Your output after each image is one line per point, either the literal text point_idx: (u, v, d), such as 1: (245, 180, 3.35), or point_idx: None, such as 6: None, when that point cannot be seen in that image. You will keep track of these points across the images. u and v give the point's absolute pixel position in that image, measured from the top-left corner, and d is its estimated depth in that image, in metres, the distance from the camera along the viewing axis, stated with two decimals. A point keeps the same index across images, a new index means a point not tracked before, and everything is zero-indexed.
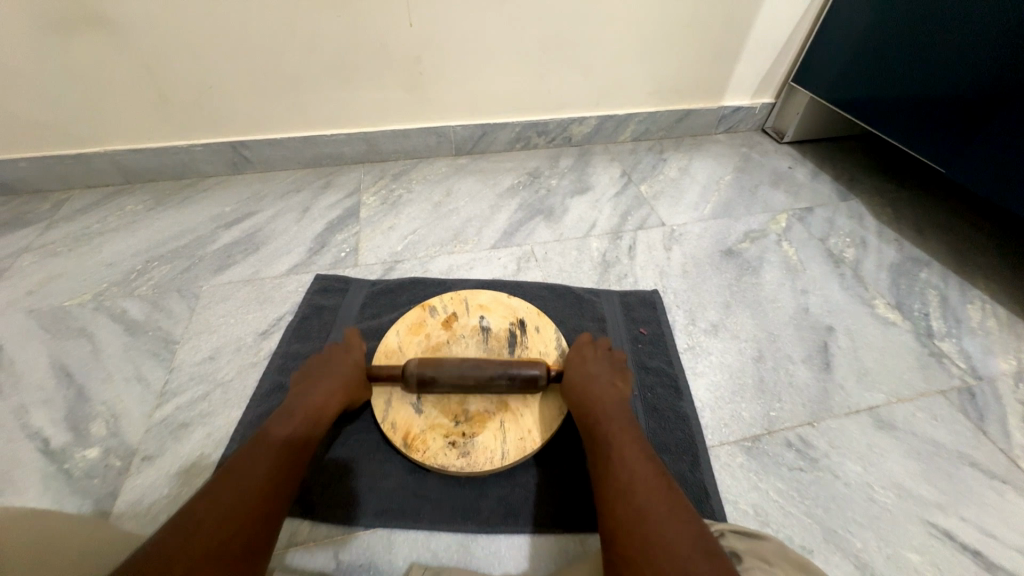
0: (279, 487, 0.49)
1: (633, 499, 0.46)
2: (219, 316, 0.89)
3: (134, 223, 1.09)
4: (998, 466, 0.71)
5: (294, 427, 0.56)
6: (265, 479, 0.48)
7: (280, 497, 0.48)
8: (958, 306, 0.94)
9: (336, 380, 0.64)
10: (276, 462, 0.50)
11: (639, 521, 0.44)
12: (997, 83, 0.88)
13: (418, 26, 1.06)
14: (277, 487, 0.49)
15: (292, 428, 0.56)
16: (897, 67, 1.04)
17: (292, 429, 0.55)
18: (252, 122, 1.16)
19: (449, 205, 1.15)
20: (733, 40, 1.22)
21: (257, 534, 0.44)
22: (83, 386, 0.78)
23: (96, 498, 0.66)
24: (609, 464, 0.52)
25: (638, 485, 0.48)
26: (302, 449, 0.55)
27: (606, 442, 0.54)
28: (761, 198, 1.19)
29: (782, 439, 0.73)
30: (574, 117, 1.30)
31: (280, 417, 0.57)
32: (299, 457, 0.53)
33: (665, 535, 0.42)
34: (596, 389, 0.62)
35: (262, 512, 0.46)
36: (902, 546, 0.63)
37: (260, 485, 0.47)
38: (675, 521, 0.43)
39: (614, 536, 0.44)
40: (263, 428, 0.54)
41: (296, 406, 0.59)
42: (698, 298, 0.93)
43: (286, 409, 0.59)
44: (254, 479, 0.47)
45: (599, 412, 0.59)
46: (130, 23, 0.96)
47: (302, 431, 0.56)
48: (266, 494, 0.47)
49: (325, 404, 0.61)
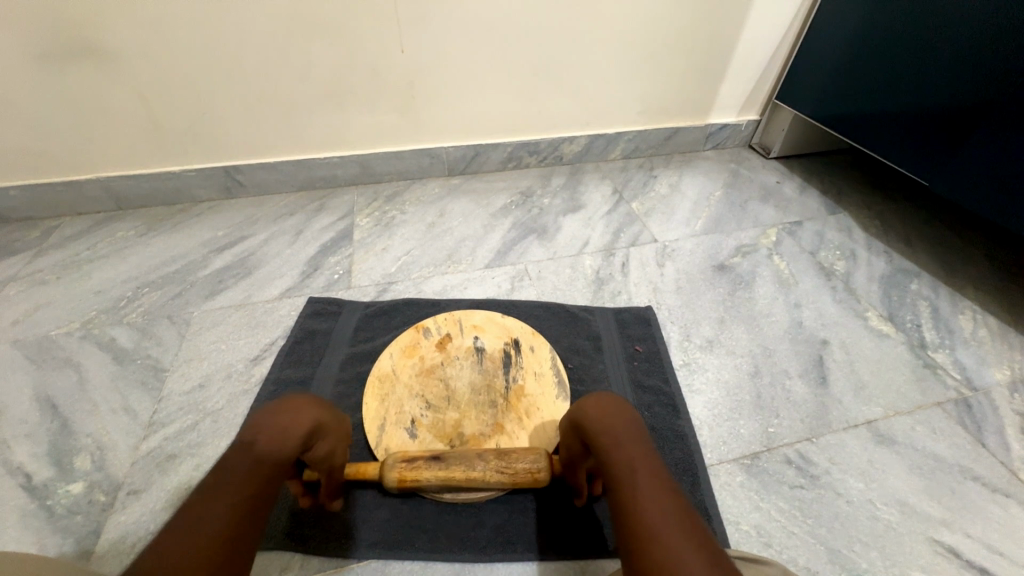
0: (241, 531, 0.40)
1: (660, 541, 0.38)
2: (210, 342, 0.88)
3: (126, 249, 1.08)
4: (999, 479, 0.70)
5: (260, 449, 0.46)
6: (221, 530, 0.39)
7: (241, 548, 0.40)
8: (950, 316, 0.94)
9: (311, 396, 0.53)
10: (233, 506, 0.41)
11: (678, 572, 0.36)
12: (977, 98, 0.91)
13: (410, 52, 1.08)
14: (238, 536, 0.40)
15: (255, 452, 0.46)
16: (877, 85, 1.08)
17: (256, 453, 0.46)
18: (245, 147, 1.16)
19: (443, 225, 1.16)
20: (717, 61, 1.26)
21: None
22: (68, 418, 0.77)
23: (78, 537, 0.63)
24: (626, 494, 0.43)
25: (665, 522, 0.40)
26: (270, 477, 0.45)
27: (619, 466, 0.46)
28: (750, 213, 1.21)
29: (782, 455, 0.72)
30: (565, 136, 1.32)
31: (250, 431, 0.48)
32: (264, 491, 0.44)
33: None
34: (605, 403, 0.54)
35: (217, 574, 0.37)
36: (907, 564, 0.62)
37: (215, 539, 0.38)
38: (711, 572, 0.35)
39: None
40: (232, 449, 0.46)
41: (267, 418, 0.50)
42: (693, 314, 0.93)
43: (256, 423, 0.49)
44: (206, 533, 0.39)
45: (609, 428, 0.51)
46: (125, 52, 0.98)
47: (270, 454, 0.46)
48: (223, 540, 0.39)
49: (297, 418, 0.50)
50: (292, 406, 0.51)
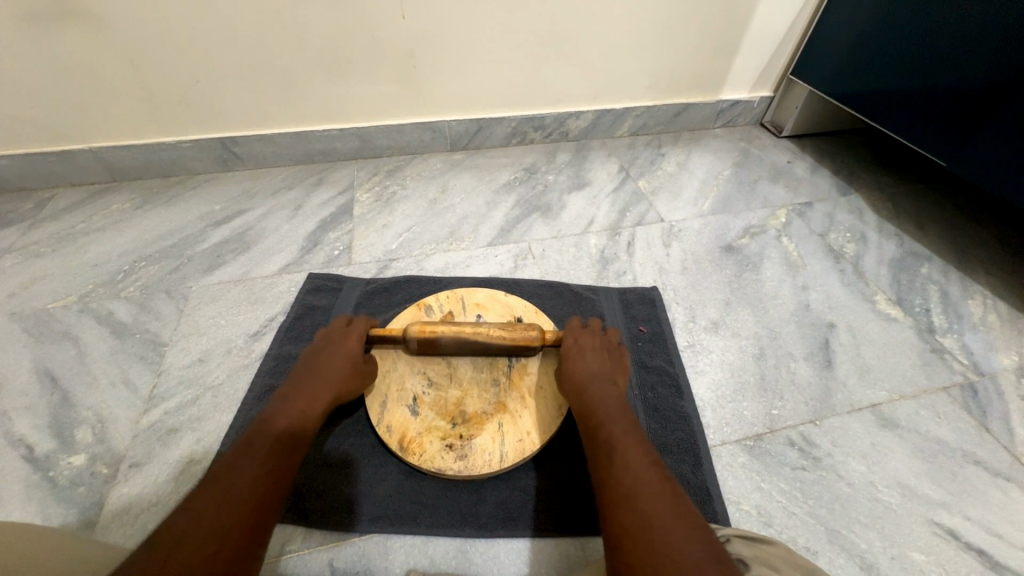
0: (268, 496, 0.45)
1: (637, 506, 0.44)
2: (210, 316, 0.87)
3: (121, 222, 1.06)
4: (1001, 463, 0.70)
5: (279, 425, 0.53)
6: (250, 489, 0.45)
7: (268, 503, 0.45)
8: (960, 301, 0.93)
9: (329, 374, 0.61)
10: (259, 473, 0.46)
11: (644, 527, 0.42)
12: (1002, 74, 0.87)
13: (411, 18, 1.03)
14: (264, 496, 0.45)
15: (276, 430, 0.52)
16: (897, 62, 1.03)
17: (276, 431, 0.52)
18: (241, 117, 1.13)
19: (445, 201, 1.13)
20: (731, 34, 1.21)
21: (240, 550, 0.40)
22: (69, 391, 0.76)
23: (81, 508, 0.64)
24: (611, 468, 0.49)
25: (643, 491, 0.45)
26: (290, 450, 0.51)
27: (608, 445, 0.52)
28: (759, 193, 1.18)
29: (784, 437, 0.72)
30: (571, 112, 1.28)
31: (267, 414, 0.54)
32: (286, 461, 0.50)
33: (671, 538, 0.41)
34: (600, 393, 0.60)
35: (248, 527, 0.42)
36: (906, 546, 0.62)
37: (246, 497, 0.44)
38: (675, 524, 0.42)
39: (617, 543, 0.43)
40: (254, 427, 0.52)
41: (283, 401, 0.56)
42: (698, 295, 0.92)
43: (274, 407, 0.55)
44: (236, 492, 0.44)
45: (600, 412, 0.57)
46: (114, 16, 0.93)
47: (287, 430, 0.52)
48: (252, 504, 0.44)
49: (310, 406, 0.57)
50: (306, 392, 0.58)
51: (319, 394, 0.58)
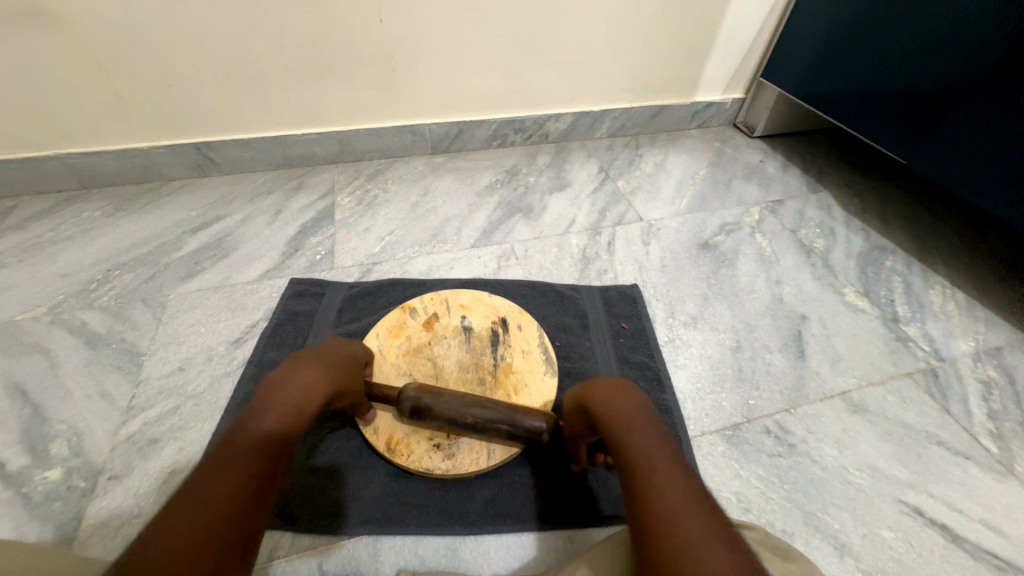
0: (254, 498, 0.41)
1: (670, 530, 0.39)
2: (189, 324, 0.85)
3: (93, 230, 1.03)
4: (961, 442, 0.74)
5: (270, 420, 0.46)
6: (232, 494, 0.40)
7: (253, 507, 0.40)
8: (922, 291, 0.98)
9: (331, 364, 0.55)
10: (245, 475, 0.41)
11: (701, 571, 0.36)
12: (955, 77, 0.92)
13: (389, 22, 1.04)
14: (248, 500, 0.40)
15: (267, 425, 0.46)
16: (860, 64, 1.08)
17: (265, 429, 0.45)
18: (217, 121, 1.11)
19: (427, 204, 1.13)
20: (703, 37, 1.25)
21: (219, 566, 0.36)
22: (41, 404, 0.74)
23: (57, 523, 0.62)
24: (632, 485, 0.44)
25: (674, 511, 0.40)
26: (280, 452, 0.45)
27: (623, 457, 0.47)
28: (734, 192, 1.22)
29: (761, 426, 0.75)
30: (550, 114, 1.30)
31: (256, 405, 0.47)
32: (275, 461, 0.44)
33: None
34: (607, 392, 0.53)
35: (226, 550, 0.37)
36: (876, 525, 0.65)
37: (227, 505, 0.39)
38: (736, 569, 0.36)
39: None
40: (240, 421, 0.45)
41: (275, 391, 0.49)
42: (677, 291, 0.95)
43: (264, 396, 0.48)
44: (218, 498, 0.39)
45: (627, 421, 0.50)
46: (80, 19, 0.91)
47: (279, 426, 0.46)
48: (235, 509, 0.39)
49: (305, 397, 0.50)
50: (300, 381, 0.51)
51: (316, 382, 0.51)
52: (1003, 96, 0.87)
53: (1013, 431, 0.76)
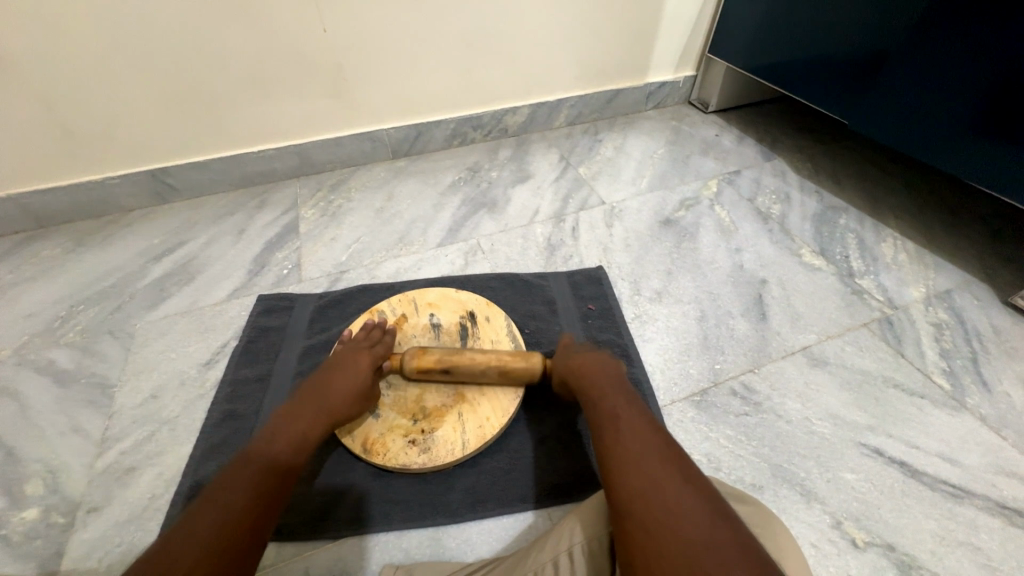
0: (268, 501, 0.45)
1: (659, 495, 0.39)
2: (159, 352, 0.85)
3: (53, 269, 1.02)
4: (916, 383, 0.78)
5: (279, 446, 0.52)
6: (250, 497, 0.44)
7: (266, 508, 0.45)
8: (874, 245, 1.02)
9: (334, 395, 0.60)
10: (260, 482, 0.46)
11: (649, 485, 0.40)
12: (885, 36, 0.96)
13: (333, 31, 1.04)
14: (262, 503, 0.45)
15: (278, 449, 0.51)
16: (799, 31, 1.12)
17: (275, 452, 0.51)
18: (172, 147, 1.10)
19: (392, 209, 1.14)
20: (648, 20, 1.27)
21: (239, 551, 0.40)
22: (13, 447, 0.73)
23: (40, 561, 0.62)
24: (620, 450, 0.45)
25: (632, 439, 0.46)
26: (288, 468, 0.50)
27: (613, 424, 0.49)
28: (691, 167, 1.25)
29: (728, 388, 0.77)
30: (507, 108, 1.32)
31: (267, 434, 0.53)
32: (285, 474, 0.49)
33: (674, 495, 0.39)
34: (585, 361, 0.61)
35: (245, 539, 0.41)
36: (840, 469, 0.69)
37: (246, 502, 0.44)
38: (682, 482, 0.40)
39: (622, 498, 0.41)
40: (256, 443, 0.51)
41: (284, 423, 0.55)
42: (642, 269, 0.97)
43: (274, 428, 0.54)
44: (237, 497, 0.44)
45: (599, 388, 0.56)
46: (16, 54, 0.90)
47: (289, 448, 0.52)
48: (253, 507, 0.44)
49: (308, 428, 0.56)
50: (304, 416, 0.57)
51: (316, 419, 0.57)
52: (925, 53, 0.91)
53: (964, 366, 0.80)
